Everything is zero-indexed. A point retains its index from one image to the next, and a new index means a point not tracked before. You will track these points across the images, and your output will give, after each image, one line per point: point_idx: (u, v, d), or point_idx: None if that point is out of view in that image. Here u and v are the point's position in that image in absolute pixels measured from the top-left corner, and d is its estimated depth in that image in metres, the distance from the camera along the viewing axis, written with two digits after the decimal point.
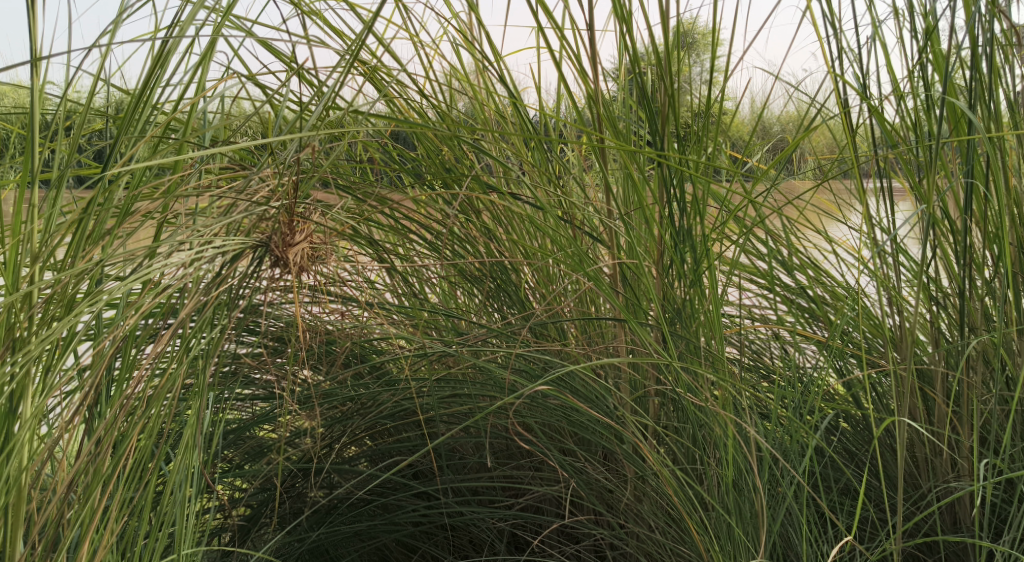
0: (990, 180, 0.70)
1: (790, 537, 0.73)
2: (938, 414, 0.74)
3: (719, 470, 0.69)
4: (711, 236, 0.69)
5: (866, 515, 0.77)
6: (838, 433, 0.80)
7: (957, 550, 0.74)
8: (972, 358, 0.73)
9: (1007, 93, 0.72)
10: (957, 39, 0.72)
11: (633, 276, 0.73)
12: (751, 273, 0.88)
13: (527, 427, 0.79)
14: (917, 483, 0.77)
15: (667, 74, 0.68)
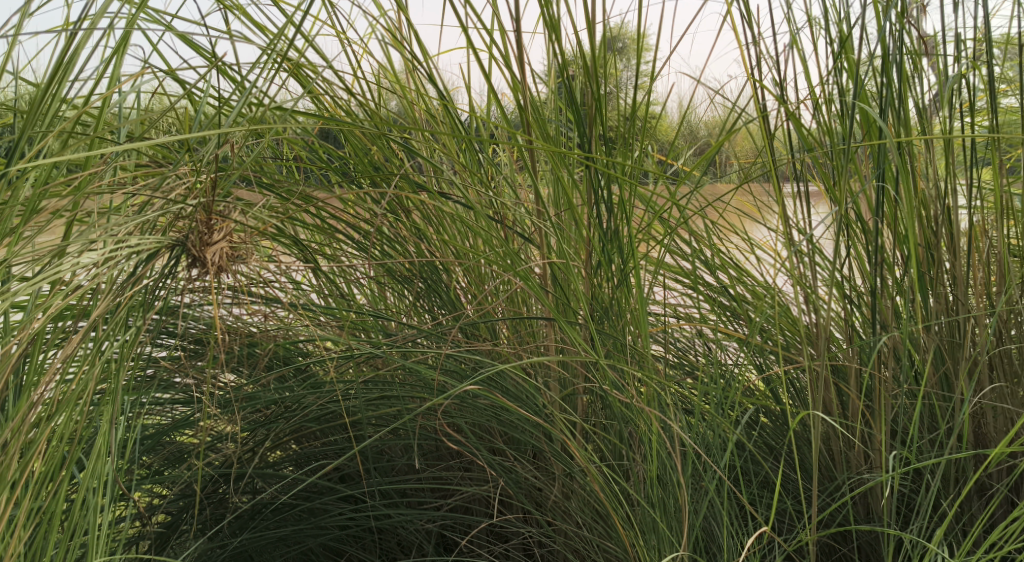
0: (900, 184, 0.74)
1: (712, 530, 0.75)
2: (852, 409, 0.77)
3: (645, 466, 0.70)
4: (638, 237, 0.70)
5: (785, 507, 0.80)
6: (758, 428, 0.82)
7: (869, 540, 0.78)
8: (884, 354, 0.76)
9: (917, 101, 0.75)
10: (870, 48, 0.75)
11: (563, 276, 0.74)
12: (675, 274, 0.90)
13: (456, 428, 0.79)
14: (833, 475, 0.80)
15: (596, 77, 0.69)
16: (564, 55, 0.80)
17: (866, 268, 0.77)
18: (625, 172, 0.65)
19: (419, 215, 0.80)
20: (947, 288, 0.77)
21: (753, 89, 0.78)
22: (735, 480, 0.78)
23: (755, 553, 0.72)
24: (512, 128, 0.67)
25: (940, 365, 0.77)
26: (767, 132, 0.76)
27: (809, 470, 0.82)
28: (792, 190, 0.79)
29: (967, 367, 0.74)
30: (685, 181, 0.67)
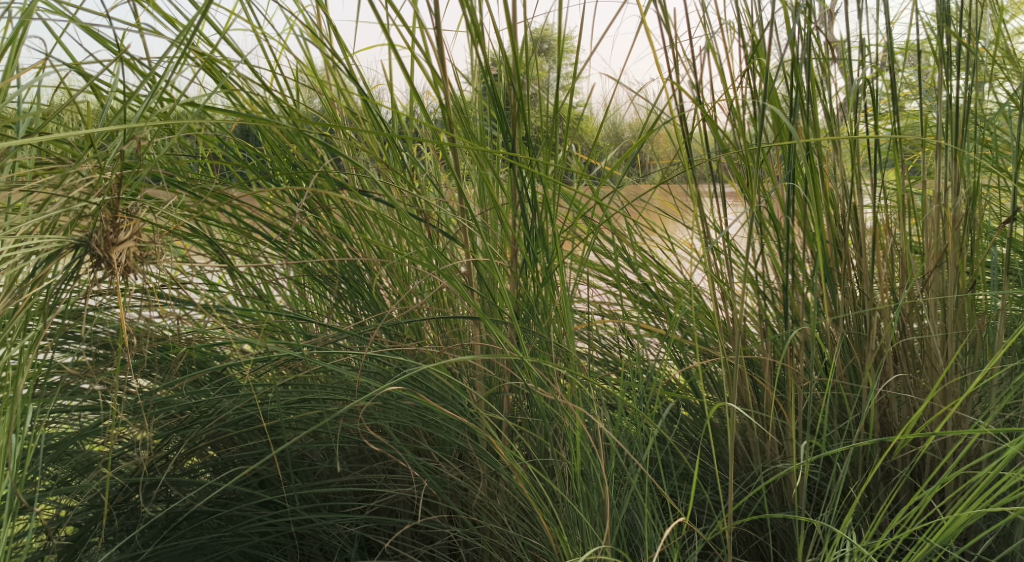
0: (806, 183, 0.80)
1: (635, 523, 0.77)
2: (765, 401, 0.81)
3: (568, 462, 0.72)
4: (562, 234, 0.74)
5: (703, 498, 0.83)
6: (677, 421, 0.86)
7: (783, 527, 0.84)
8: (794, 346, 0.81)
9: (822, 105, 0.82)
10: (779, 55, 0.82)
11: (489, 277, 0.77)
12: (600, 271, 0.96)
13: (380, 430, 0.80)
14: (748, 466, 0.83)
15: (515, 78, 0.73)
16: (485, 56, 0.84)
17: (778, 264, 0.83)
18: (548, 171, 0.69)
19: (344, 214, 0.82)
20: (853, 283, 0.84)
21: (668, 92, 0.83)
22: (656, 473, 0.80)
23: (675, 543, 0.75)
24: (438, 129, 0.70)
25: (849, 357, 0.85)
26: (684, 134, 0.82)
27: (724, 461, 0.86)
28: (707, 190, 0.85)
29: (872, 360, 0.81)
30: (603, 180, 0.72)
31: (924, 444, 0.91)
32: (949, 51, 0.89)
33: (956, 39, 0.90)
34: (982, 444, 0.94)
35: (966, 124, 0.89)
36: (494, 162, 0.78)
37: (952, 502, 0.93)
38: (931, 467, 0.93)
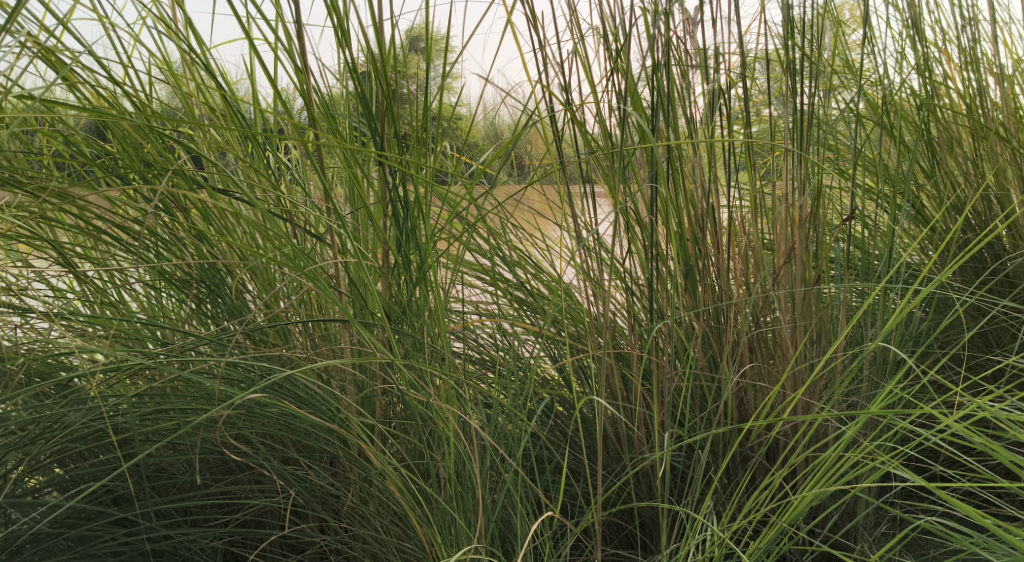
0: (665, 183, 1.02)
1: (508, 519, 0.89)
2: (632, 395, 1.00)
3: (443, 464, 0.83)
4: (433, 234, 0.89)
5: (575, 495, 1.02)
6: (554, 417, 1.06)
7: (647, 516, 1.00)
8: (661, 341, 1.02)
9: (678, 114, 1.03)
10: (653, 66, 1.02)
11: (356, 281, 0.88)
12: (474, 274, 1.21)
13: (245, 439, 0.88)
14: (618, 456, 1.02)
15: (385, 79, 0.87)
16: (355, 54, 0.94)
17: (639, 261, 1.09)
18: (420, 175, 0.84)
19: (235, 219, 0.94)
20: (714, 280, 1.05)
21: (542, 100, 1.04)
22: (507, 462, 0.91)
23: (539, 529, 0.87)
24: (308, 131, 0.80)
25: (710, 349, 1.05)
26: (557, 138, 1.04)
27: (594, 456, 1.05)
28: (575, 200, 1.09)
29: (730, 350, 1.02)
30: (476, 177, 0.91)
31: (776, 428, 1.01)
32: (794, 62, 1.03)
33: (797, 53, 1.05)
34: (826, 427, 1.02)
35: (809, 131, 1.02)
36: (365, 162, 0.90)
37: (803, 480, 1.00)
38: (783, 448, 1.02)
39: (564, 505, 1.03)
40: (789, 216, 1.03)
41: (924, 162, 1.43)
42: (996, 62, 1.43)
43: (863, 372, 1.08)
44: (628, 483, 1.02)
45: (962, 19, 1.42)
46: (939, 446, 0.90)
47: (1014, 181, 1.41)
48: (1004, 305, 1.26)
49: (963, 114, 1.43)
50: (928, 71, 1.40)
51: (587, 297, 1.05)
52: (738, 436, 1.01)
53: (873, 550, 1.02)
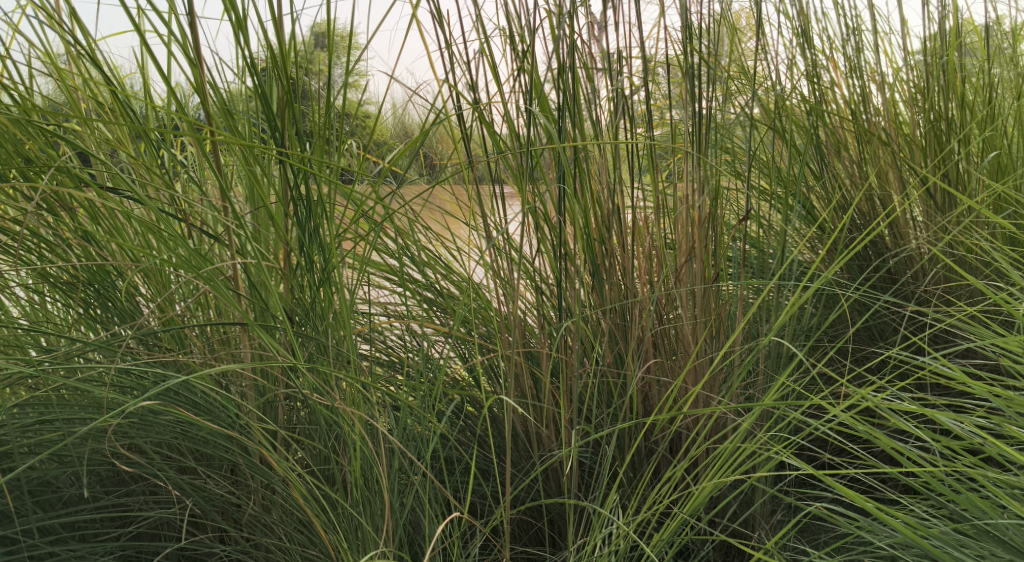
0: (571, 183, 1.03)
1: (416, 520, 0.91)
2: (539, 393, 1.02)
3: (349, 469, 0.84)
4: (337, 235, 0.89)
5: (479, 495, 1.04)
6: (459, 418, 1.07)
7: (554, 513, 1.02)
8: (566, 341, 1.05)
9: (580, 115, 1.05)
10: (556, 69, 1.04)
11: (260, 284, 0.89)
12: (384, 276, 1.21)
13: (142, 448, 0.87)
14: (527, 454, 1.05)
15: (287, 78, 0.87)
16: (256, 51, 0.94)
17: (548, 261, 1.10)
18: (325, 174, 0.84)
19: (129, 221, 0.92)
20: (619, 279, 1.09)
21: (449, 98, 1.04)
22: (411, 463, 0.92)
23: (447, 528, 0.89)
24: (210, 129, 0.80)
25: (616, 345, 1.09)
26: (463, 136, 1.04)
27: (500, 456, 1.06)
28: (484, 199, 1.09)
29: (633, 348, 1.05)
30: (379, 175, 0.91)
31: (678, 422, 1.04)
32: (692, 67, 1.07)
33: (693, 58, 1.09)
34: (725, 419, 1.06)
35: (707, 135, 1.08)
36: (267, 162, 0.90)
37: (704, 471, 1.04)
38: (685, 441, 1.06)
39: (470, 507, 1.05)
40: (689, 216, 1.08)
41: (812, 165, 1.49)
42: (879, 70, 1.50)
43: (758, 366, 1.13)
44: (535, 481, 1.04)
45: (847, 28, 1.49)
46: (827, 436, 0.94)
47: (894, 182, 1.48)
48: (886, 301, 1.33)
49: (848, 119, 1.50)
50: (815, 78, 1.46)
51: (496, 297, 1.05)
52: (640, 432, 1.04)
53: (767, 537, 1.07)
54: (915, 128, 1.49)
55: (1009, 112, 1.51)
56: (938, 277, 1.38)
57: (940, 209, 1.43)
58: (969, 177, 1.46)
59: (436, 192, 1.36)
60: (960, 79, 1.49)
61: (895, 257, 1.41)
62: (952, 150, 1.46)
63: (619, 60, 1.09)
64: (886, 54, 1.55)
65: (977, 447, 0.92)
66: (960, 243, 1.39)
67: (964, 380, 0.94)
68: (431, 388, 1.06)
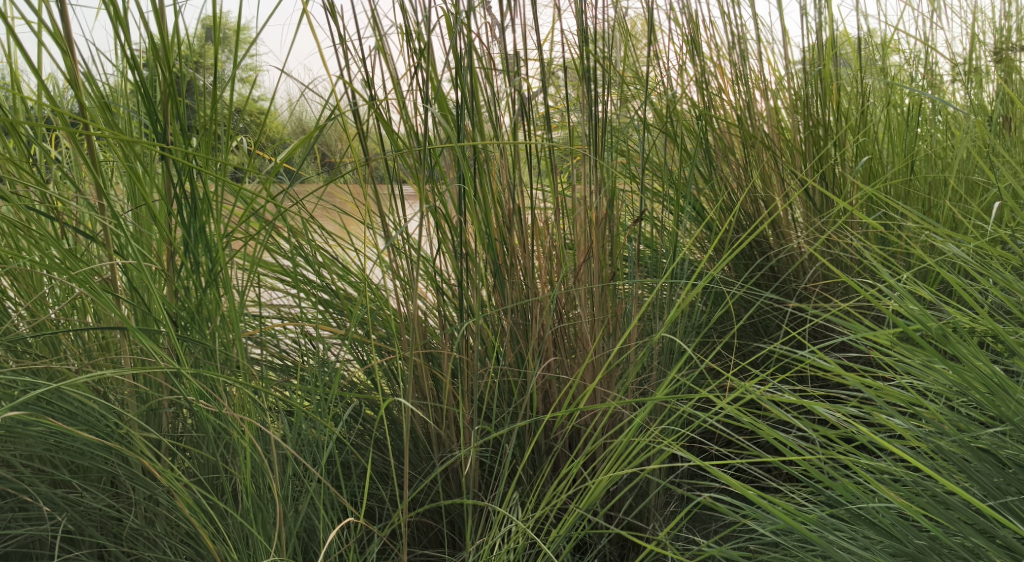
0: (471, 183, 1.03)
1: (311, 526, 0.90)
2: (438, 393, 1.03)
3: (239, 477, 0.83)
4: (226, 235, 0.88)
5: (374, 499, 1.04)
6: (354, 421, 1.07)
7: (454, 514, 1.03)
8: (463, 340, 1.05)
9: (474, 116, 1.06)
10: (450, 69, 1.05)
11: (146, 288, 0.87)
12: (276, 276, 1.20)
13: (15, 462, 0.85)
14: (424, 456, 1.05)
15: (170, 72, 0.86)
16: (140, 45, 0.92)
17: (447, 260, 1.11)
18: (214, 172, 0.83)
19: (2, 222, 0.89)
20: (521, 278, 1.10)
21: (343, 95, 1.03)
22: (304, 468, 0.92)
23: (340, 533, 0.88)
24: (87, 125, 0.78)
25: (517, 344, 1.10)
26: (358, 134, 1.04)
27: (397, 457, 1.07)
28: (382, 198, 1.09)
29: (533, 346, 1.06)
30: (271, 172, 0.90)
31: (575, 420, 1.06)
32: (588, 71, 1.09)
33: (588, 62, 1.11)
34: (621, 414, 1.09)
35: (602, 138, 1.10)
36: (151, 160, 0.88)
37: (600, 466, 1.06)
38: (582, 438, 1.07)
39: (366, 511, 1.05)
40: (586, 216, 1.11)
41: (700, 168, 1.53)
42: (762, 78, 1.56)
43: (653, 363, 1.16)
44: (434, 482, 1.04)
45: (732, 37, 1.54)
46: (715, 430, 0.97)
47: (777, 186, 1.53)
48: (771, 297, 1.37)
49: (736, 123, 1.55)
50: (703, 84, 1.50)
51: (393, 296, 1.05)
52: (539, 429, 1.05)
53: (661, 528, 1.10)
54: (797, 133, 1.55)
55: (879, 118, 1.58)
56: (816, 274, 1.44)
57: (819, 210, 1.49)
58: (843, 180, 1.52)
59: (330, 190, 1.34)
60: (837, 87, 1.56)
61: (778, 256, 1.46)
62: (830, 154, 1.53)
63: (516, 62, 1.10)
64: (772, 60, 1.60)
65: (851, 435, 0.95)
66: (836, 244, 1.45)
67: (838, 371, 0.97)
68: (326, 391, 1.05)
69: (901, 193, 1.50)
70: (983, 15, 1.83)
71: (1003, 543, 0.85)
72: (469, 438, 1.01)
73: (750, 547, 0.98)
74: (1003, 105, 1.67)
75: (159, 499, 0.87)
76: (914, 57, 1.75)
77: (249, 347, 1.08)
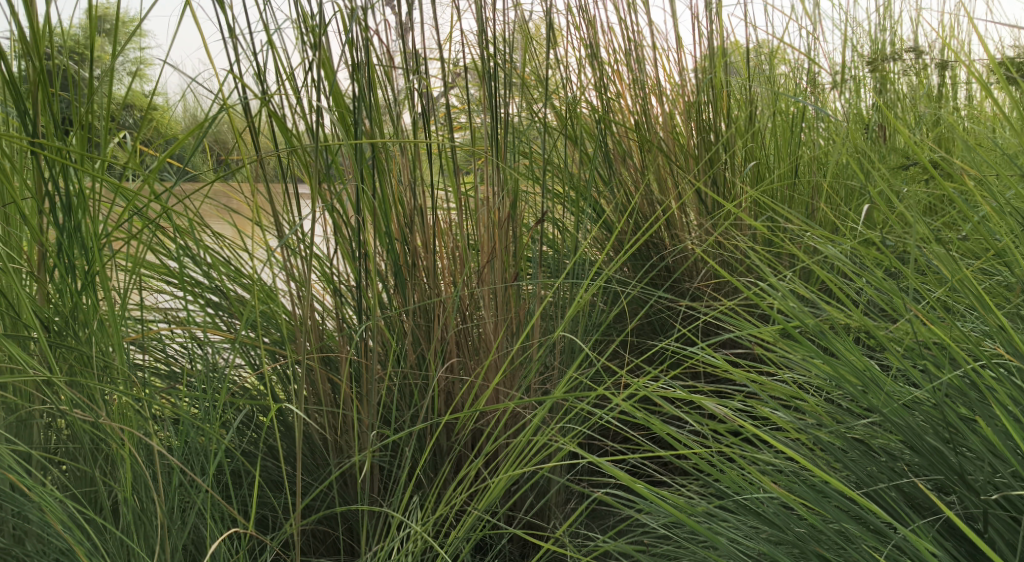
0: (369, 182, 1.02)
1: (197, 537, 0.89)
2: (334, 397, 1.02)
3: (118, 491, 0.81)
4: (106, 236, 0.85)
5: (266, 507, 1.03)
6: (247, 427, 1.06)
7: (349, 521, 1.02)
8: (361, 342, 1.05)
9: (371, 116, 1.05)
10: (347, 66, 1.03)
11: (20, 293, 0.84)
12: (162, 279, 1.17)
13: None
14: (321, 462, 1.04)
15: (41, 64, 0.82)
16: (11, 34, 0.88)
17: (345, 260, 1.10)
18: (92, 169, 0.80)
19: None
20: (423, 279, 1.09)
21: (234, 89, 1.01)
22: (188, 476, 0.90)
23: (226, 542, 0.86)
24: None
25: (418, 346, 1.09)
26: (253, 133, 1.02)
27: (290, 463, 1.05)
28: (274, 197, 1.07)
29: (434, 348, 1.06)
30: (153, 170, 0.88)
31: (477, 422, 1.06)
32: (489, 72, 1.09)
33: (488, 62, 1.11)
34: (520, 414, 1.09)
35: (504, 139, 1.11)
36: (23, 156, 0.85)
37: (498, 466, 1.06)
38: (483, 438, 1.08)
39: (257, 519, 1.03)
40: (489, 217, 1.11)
41: (599, 170, 1.55)
42: (658, 84, 1.59)
43: (552, 362, 1.17)
44: (329, 488, 1.03)
45: (629, 42, 1.57)
46: (611, 428, 0.98)
47: (672, 188, 1.56)
48: (666, 298, 1.40)
49: (633, 126, 1.57)
50: (601, 88, 1.52)
51: (288, 297, 1.04)
52: (439, 430, 1.05)
53: (560, 526, 1.11)
54: (690, 138, 1.58)
55: (767, 123, 1.63)
56: (707, 275, 1.48)
57: (711, 213, 1.53)
58: (734, 184, 1.56)
59: (216, 188, 1.30)
60: (728, 94, 1.60)
61: (673, 257, 1.49)
62: (722, 159, 1.57)
63: (415, 62, 1.10)
64: (668, 65, 1.64)
65: (740, 433, 0.98)
66: (726, 246, 1.49)
67: (728, 368, 0.99)
68: (216, 397, 1.03)
69: (788, 198, 1.55)
70: (859, 29, 1.91)
71: (876, 531, 0.88)
72: (365, 441, 0.99)
73: (644, 543, 0.99)
74: (878, 114, 1.75)
75: (30, 515, 0.84)
76: (800, 67, 1.81)
77: (132, 351, 1.05)
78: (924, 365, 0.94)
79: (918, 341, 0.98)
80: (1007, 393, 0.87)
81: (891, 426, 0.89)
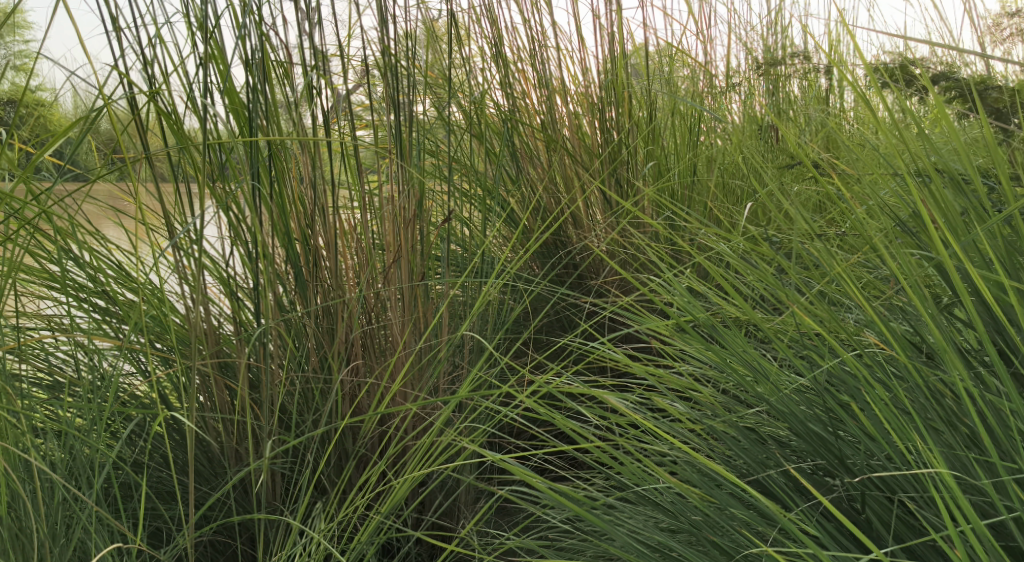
0: (266, 181, 1.00)
1: (83, 554, 0.86)
2: (229, 402, 1.00)
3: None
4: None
5: (161, 518, 1.01)
6: (140, 436, 1.03)
7: (248, 530, 1.00)
8: (257, 346, 1.02)
9: (269, 114, 1.03)
10: (245, 63, 1.01)
11: None
12: (45, 286, 1.13)
13: None
14: (218, 470, 1.02)
15: None
16: None
17: (242, 259, 1.07)
18: None
19: None
20: (324, 279, 1.07)
21: (124, 86, 0.98)
22: (72, 491, 0.87)
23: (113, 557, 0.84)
24: None
25: (319, 347, 1.07)
26: (145, 132, 0.99)
27: (185, 472, 1.02)
28: (166, 198, 1.04)
29: (334, 350, 1.05)
30: (32, 171, 0.84)
31: (378, 423, 1.05)
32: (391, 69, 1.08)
33: (388, 59, 1.09)
34: (425, 413, 1.08)
35: (408, 137, 1.10)
36: None
37: (402, 467, 1.05)
38: (386, 439, 1.06)
39: (150, 532, 1.00)
40: (393, 216, 1.09)
41: (504, 170, 1.56)
42: (562, 84, 1.60)
43: (455, 360, 1.16)
44: (226, 496, 1.01)
45: (533, 43, 1.57)
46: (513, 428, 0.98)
47: (576, 188, 1.58)
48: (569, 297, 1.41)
49: (536, 126, 1.58)
50: (506, 89, 1.53)
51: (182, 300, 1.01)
52: (342, 432, 1.03)
53: (468, 525, 1.11)
54: (594, 138, 1.60)
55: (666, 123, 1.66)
56: (610, 273, 1.50)
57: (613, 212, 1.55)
58: (635, 184, 1.59)
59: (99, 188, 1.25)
60: (630, 95, 1.62)
61: (576, 255, 1.51)
62: (624, 159, 1.59)
63: (316, 58, 1.08)
64: (572, 66, 1.65)
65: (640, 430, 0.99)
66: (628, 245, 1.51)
67: (629, 366, 1.00)
68: (104, 407, 1.00)
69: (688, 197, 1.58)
70: (753, 32, 1.96)
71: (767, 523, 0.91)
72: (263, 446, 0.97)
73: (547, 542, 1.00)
74: (771, 115, 1.80)
75: None
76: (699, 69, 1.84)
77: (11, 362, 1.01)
78: (816, 362, 0.97)
79: (808, 335, 1.01)
80: (890, 384, 0.90)
81: (782, 420, 0.91)
